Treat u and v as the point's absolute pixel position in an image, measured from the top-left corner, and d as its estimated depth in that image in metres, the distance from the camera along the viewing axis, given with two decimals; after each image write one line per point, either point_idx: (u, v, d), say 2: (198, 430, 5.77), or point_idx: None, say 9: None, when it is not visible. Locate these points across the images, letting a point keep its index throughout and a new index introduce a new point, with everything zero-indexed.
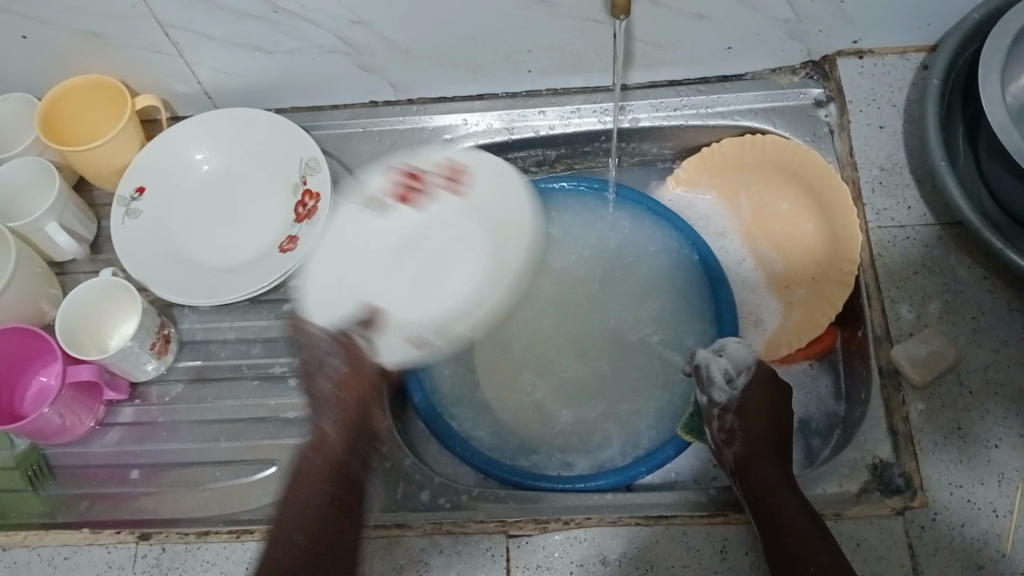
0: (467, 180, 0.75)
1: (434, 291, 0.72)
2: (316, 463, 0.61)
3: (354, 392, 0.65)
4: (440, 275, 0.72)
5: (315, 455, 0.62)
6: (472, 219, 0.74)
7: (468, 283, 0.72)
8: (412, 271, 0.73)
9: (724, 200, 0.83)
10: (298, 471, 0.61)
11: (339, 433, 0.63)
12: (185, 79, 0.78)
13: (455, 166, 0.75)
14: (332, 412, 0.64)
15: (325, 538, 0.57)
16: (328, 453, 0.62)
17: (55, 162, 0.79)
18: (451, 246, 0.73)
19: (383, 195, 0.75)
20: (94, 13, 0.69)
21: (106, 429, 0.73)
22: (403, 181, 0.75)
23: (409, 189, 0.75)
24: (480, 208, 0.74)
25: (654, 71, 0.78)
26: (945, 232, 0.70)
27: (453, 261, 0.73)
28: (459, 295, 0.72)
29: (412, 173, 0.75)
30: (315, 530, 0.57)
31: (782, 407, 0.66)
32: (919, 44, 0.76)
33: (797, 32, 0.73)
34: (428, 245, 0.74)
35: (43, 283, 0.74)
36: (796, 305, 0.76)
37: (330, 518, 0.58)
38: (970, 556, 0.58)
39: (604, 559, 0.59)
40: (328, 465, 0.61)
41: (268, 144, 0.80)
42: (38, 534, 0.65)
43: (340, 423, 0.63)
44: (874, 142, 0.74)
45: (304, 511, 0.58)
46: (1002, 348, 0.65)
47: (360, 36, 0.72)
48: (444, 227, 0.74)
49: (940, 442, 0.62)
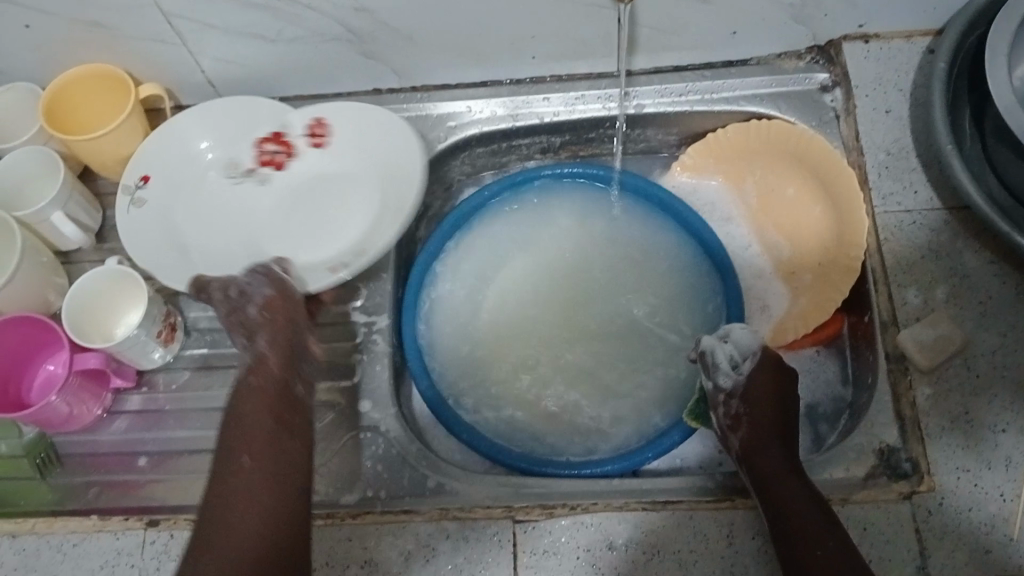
0: (329, 136, 0.79)
1: (342, 233, 0.77)
2: (258, 386, 0.61)
3: (282, 312, 0.65)
4: (344, 222, 0.77)
5: (253, 379, 0.61)
6: (355, 167, 0.79)
7: (369, 218, 0.77)
8: (318, 224, 0.78)
9: (730, 186, 0.82)
10: (238, 397, 0.60)
11: (278, 357, 0.62)
12: (189, 68, 0.78)
13: (314, 123, 0.79)
14: (269, 335, 0.63)
15: (275, 462, 0.57)
16: (266, 375, 0.61)
17: (60, 152, 0.79)
18: (345, 194, 0.78)
19: (252, 168, 0.80)
20: (97, 2, 0.69)
21: (114, 417, 0.74)
22: (278, 147, 0.79)
23: (276, 156, 0.79)
24: (366, 153, 0.78)
25: (658, 57, 0.78)
26: (951, 217, 0.69)
27: (351, 206, 0.78)
28: (364, 230, 0.76)
29: (277, 136, 0.79)
30: (262, 453, 0.57)
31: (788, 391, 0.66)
32: (925, 28, 0.76)
33: (802, 16, 0.73)
34: (323, 198, 0.79)
35: (49, 273, 0.74)
36: (802, 291, 0.76)
37: (271, 439, 0.58)
38: (977, 540, 0.58)
39: (611, 544, 0.60)
40: (267, 386, 0.61)
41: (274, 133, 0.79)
42: (47, 522, 0.65)
43: (277, 345, 0.63)
44: (880, 127, 0.74)
45: (248, 437, 0.57)
46: (1009, 332, 0.64)
47: (364, 24, 0.72)
48: (332, 180, 0.79)
49: (947, 426, 0.62)
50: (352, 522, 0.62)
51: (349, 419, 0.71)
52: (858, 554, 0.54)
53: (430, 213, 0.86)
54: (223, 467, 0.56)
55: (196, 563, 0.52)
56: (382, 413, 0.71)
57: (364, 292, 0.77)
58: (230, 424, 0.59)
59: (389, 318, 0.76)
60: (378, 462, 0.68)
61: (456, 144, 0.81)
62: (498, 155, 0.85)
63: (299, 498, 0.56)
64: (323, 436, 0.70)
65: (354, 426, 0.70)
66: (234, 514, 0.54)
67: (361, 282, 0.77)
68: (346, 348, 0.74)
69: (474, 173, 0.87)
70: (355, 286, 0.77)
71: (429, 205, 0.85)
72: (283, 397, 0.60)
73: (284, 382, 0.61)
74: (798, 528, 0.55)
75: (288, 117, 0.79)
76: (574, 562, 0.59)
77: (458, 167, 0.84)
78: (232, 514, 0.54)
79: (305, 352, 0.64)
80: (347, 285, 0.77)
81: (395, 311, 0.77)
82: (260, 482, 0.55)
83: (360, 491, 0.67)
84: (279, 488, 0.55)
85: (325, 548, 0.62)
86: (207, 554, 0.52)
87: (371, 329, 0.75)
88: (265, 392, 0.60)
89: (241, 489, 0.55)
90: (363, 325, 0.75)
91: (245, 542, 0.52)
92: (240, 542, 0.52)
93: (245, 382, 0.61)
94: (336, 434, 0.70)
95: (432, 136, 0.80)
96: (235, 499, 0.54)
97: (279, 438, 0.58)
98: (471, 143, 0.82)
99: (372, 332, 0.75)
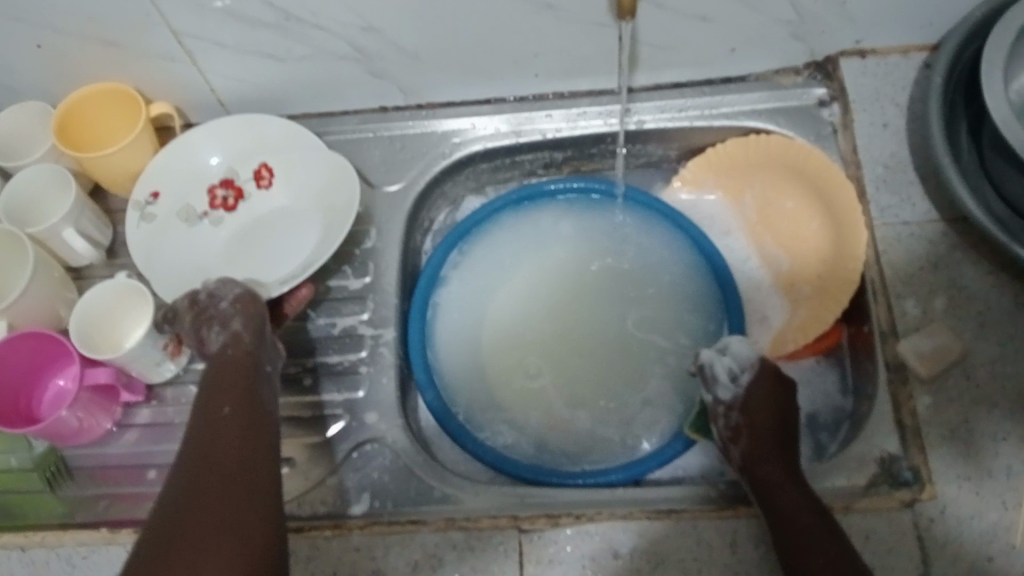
0: (273, 176, 0.81)
1: (292, 257, 0.78)
2: (233, 360, 0.64)
3: (251, 305, 0.68)
4: (292, 248, 0.78)
5: (228, 351, 0.65)
6: (314, 200, 0.79)
7: (316, 239, 0.78)
8: (271, 254, 0.78)
9: (730, 200, 0.83)
10: (214, 369, 0.64)
11: (251, 334, 0.66)
12: (197, 86, 0.79)
13: (258, 167, 0.81)
14: (239, 320, 0.67)
15: (250, 419, 0.60)
16: (238, 350, 0.65)
17: (70, 169, 0.80)
18: (293, 224, 0.79)
19: (204, 212, 0.80)
20: (108, 22, 0.70)
21: (123, 430, 0.74)
22: (226, 193, 0.80)
23: (225, 201, 0.80)
24: (309, 186, 0.80)
25: (659, 73, 0.79)
26: (950, 228, 0.70)
27: (299, 234, 0.79)
28: (319, 249, 0.77)
29: (226, 182, 0.80)
30: (238, 406, 0.60)
31: (786, 398, 0.67)
32: (921, 43, 0.77)
33: (799, 32, 0.74)
34: (275, 230, 0.79)
35: (60, 287, 0.75)
36: (802, 302, 0.77)
37: (246, 398, 0.61)
38: (979, 548, 0.58)
39: (615, 553, 0.60)
40: (240, 358, 0.65)
41: (289, 149, 0.80)
42: (57, 534, 0.66)
43: (248, 323, 0.67)
44: (878, 140, 0.75)
45: (225, 396, 0.61)
46: (1008, 342, 0.65)
47: (370, 42, 0.74)
48: (282, 214, 0.80)
49: (947, 435, 0.62)
50: (359, 532, 0.63)
51: (355, 431, 0.71)
52: (859, 561, 0.55)
53: (435, 228, 0.87)
54: (202, 418, 0.59)
55: (181, 487, 0.54)
56: (388, 425, 0.71)
57: (370, 305, 0.77)
58: (207, 390, 0.62)
59: (395, 331, 0.76)
60: (385, 474, 0.69)
61: (460, 160, 0.82)
62: (500, 171, 0.86)
63: (273, 442, 0.59)
64: (330, 448, 0.71)
65: (361, 438, 0.71)
66: (216, 449, 0.57)
67: (367, 295, 0.78)
68: (353, 361, 0.75)
69: (478, 187, 0.87)
70: (361, 300, 0.78)
71: (434, 219, 0.86)
72: (253, 368, 0.64)
73: (253, 358, 0.65)
74: (798, 534, 0.56)
75: (235, 164, 0.81)
76: (579, 571, 0.60)
77: (463, 182, 0.85)
78: (207, 452, 0.56)
79: (269, 343, 0.68)
80: (353, 299, 0.78)
81: (400, 323, 0.77)
82: (238, 426, 0.59)
83: (367, 502, 0.68)
84: (256, 432, 0.59)
85: (333, 558, 0.62)
86: (192, 479, 0.54)
87: (377, 341, 0.76)
88: (239, 365, 0.64)
89: (221, 431, 0.58)
90: (368, 337, 0.76)
91: (228, 469, 0.55)
92: (224, 469, 0.55)
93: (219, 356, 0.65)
94: (343, 446, 0.71)
95: (436, 152, 0.81)
96: (215, 438, 0.57)
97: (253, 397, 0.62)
98: (475, 159, 0.83)
99: (378, 345, 0.76)
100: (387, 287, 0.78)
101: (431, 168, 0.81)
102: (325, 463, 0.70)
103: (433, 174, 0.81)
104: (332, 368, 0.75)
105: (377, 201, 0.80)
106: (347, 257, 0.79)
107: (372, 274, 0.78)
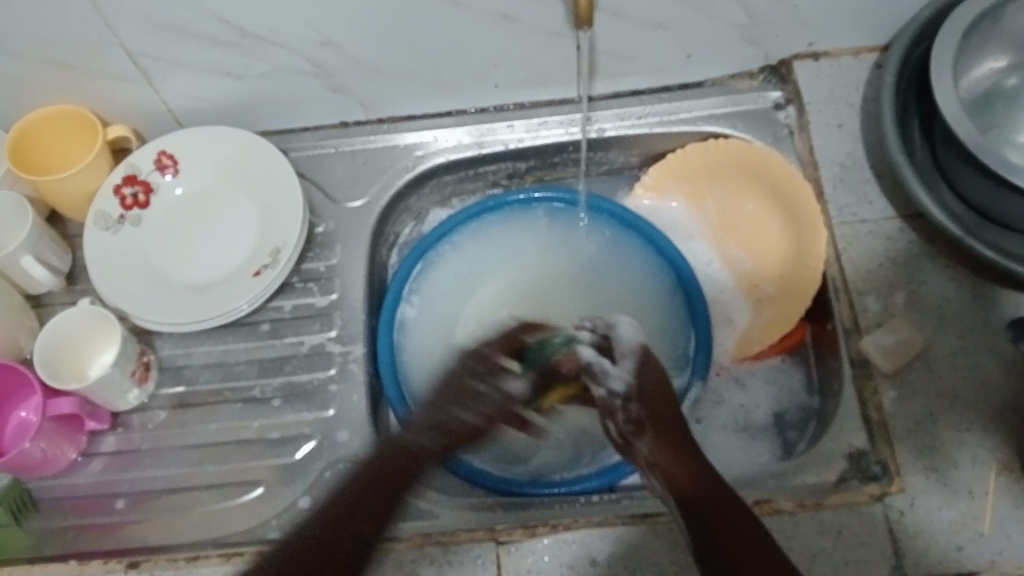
0: (176, 162, 0.80)
1: (245, 254, 0.78)
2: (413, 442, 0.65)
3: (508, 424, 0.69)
4: (243, 231, 0.79)
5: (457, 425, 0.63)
6: (259, 196, 0.79)
7: (267, 218, 0.78)
8: (225, 247, 0.79)
9: (692, 205, 0.84)
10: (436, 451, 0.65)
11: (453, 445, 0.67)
12: (155, 107, 0.79)
13: (157, 156, 0.80)
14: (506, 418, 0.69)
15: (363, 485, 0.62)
16: (469, 430, 0.63)
17: (27, 195, 0.79)
18: (239, 219, 0.79)
19: (121, 215, 0.78)
20: (62, 45, 0.70)
21: (89, 459, 0.73)
22: (134, 189, 0.79)
23: (136, 198, 0.79)
24: (240, 173, 0.80)
25: (617, 82, 0.80)
26: (907, 225, 0.72)
27: (248, 217, 0.79)
28: (276, 243, 0.77)
29: (130, 178, 0.79)
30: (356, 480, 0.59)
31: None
32: (871, 44, 0.78)
33: (754, 36, 0.75)
34: (209, 222, 0.80)
35: (19, 316, 0.74)
36: (766, 303, 0.78)
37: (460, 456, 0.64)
38: (949, 538, 0.59)
39: (593, 560, 0.60)
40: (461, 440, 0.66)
41: (231, 153, 0.80)
42: (25, 567, 0.65)
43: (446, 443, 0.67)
44: (834, 141, 0.76)
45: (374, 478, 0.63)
46: (967, 334, 0.67)
47: (328, 58, 0.73)
48: (217, 203, 0.80)
49: (913, 428, 0.63)
50: None
51: (327, 449, 0.71)
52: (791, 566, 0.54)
53: (400, 242, 0.86)
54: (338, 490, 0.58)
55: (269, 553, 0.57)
56: (359, 442, 0.71)
57: (337, 322, 0.77)
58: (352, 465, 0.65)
59: (364, 346, 0.76)
60: None
61: (424, 173, 0.82)
62: (464, 182, 0.86)
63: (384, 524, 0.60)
64: (304, 469, 0.70)
65: (333, 456, 0.71)
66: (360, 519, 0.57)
67: (333, 312, 0.77)
68: (323, 379, 0.75)
69: (443, 200, 0.87)
70: (328, 317, 0.77)
71: (399, 233, 0.86)
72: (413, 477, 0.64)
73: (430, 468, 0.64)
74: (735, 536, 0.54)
75: (131, 159, 0.79)
76: None
77: (426, 195, 0.85)
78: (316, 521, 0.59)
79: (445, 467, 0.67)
80: (320, 316, 0.77)
81: (369, 339, 0.77)
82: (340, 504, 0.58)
83: None
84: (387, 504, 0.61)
85: None
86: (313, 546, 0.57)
87: (346, 358, 0.75)
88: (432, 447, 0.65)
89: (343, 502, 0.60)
90: (338, 354, 0.75)
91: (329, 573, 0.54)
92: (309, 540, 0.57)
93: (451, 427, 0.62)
94: (316, 465, 0.70)
95: (399, 165, 0.81)
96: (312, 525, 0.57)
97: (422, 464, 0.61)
98: (438, 171, 0.83)
99: (348, 362, 0.75)
100: (354, 302, 0.77)
101: (395, 181, 0.81)
102: (297, 483, 0.70)
103: (397, 187, 0.81)
104: (300, 387, 0.75)
105: (341, 217, 0.80)
106: (312, 274, 0.79)
107: (338, 290, 0.78)
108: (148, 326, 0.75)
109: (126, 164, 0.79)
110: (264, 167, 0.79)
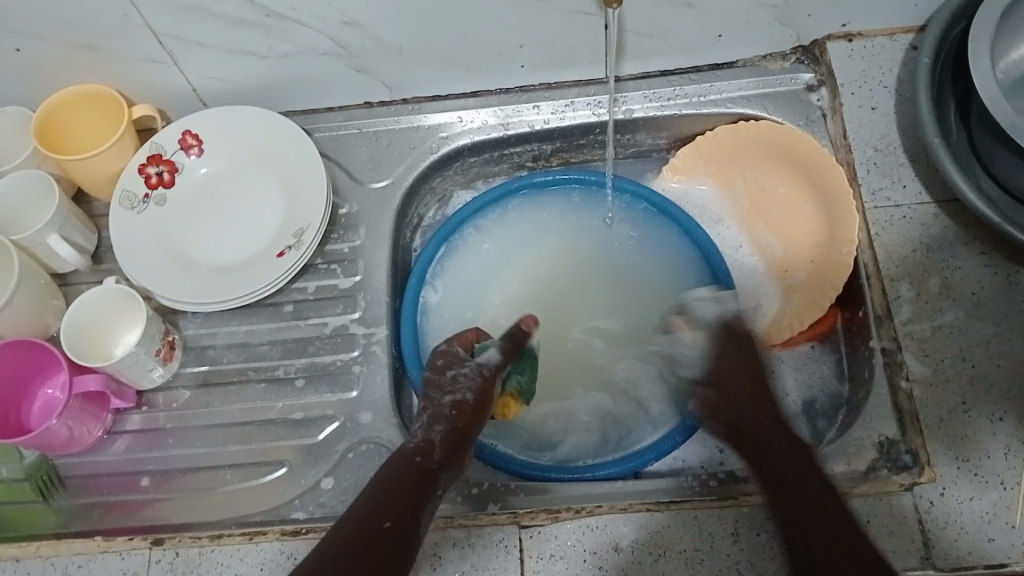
0: (201, 142, 0.80)
1: (268, 236, 0.78)
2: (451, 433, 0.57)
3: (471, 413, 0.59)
4: (266, 212, 0.79)
5: (448, 408, 0.59)
6: (283, 177, 0.79)
7: (292, 199, 0.78)
8: (248, 228, 0.78)
9: (720, 186, 0.83)
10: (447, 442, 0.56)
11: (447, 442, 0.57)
12: (180, 87, 0.78)
13: (182, 135, 0.80)
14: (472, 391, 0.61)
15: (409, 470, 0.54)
16: (462, 406, 0.59)
17: (53, 174, 0.79)
18: (263, 201, 0.79)
19: (145, 195, 0.78)
20: (86, 25, 0.69)
21: (114, 438, 0.73)
22: (159, 169, 0.79)
23: (161, 177, 0.79)
24: (264, 154, 0.80)
25: (645, 63, 0.78)
26: (942, 210, 0.70)
27: (273, 198, 0.79)
28: (299, 225, 0.76)
29: (155, 158, 0.78)
30: (381, 486, 0.53)
31: None
32: (907, 25, 0.77)
33: (786, 16, 0.73)
34: (232, 203, 0.80)
35: (47, 296, 0.74)
36: (795, 290, 0.76)
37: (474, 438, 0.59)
38: (980, 529, 0.58)
39: (617, 546, 0.60)
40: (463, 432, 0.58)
41: (256, 133, 0.80)
42: (52, 544, 0.65)
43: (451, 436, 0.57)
44: (868, 124, 0.75)
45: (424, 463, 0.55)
46: (1002, 322, 0.65)
47: (353, 38, 0.73)
48: (242, 185, 0.80)
49: (945, 416, 0.62)
50: None
51: (351, 430, 0.71)
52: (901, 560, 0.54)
53: (425, 224, 0.86)
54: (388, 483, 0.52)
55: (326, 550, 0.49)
56: (382, 424, 0.71)
57: (361, 304, 0.76)
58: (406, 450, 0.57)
59: (388, 328, 0.75)
60: None
61: (448, 154, 0.82)
62: (489, 165, 0.85)
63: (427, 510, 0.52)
64: (327, 449, 0.70)
65: (357, 437, 0.70)
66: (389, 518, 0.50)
67: (358, 294, 0.77)
68: (346, 360, 0.74)
69: (467, 182, 0.87)
70: (353, 299, 0.77)
71: (423, 215, 0.86)
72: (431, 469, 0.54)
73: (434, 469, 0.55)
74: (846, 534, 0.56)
75: (156, 138, 0.79)
76: (581, 565, 0.60)
77: (451, 177, 0.85)
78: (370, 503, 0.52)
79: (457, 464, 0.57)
80: (343, 297, 0.77)
81: (392, 322, 0.76)
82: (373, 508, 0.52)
83: None
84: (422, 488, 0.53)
85: None
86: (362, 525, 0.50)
87: (370, 339, 0.75)
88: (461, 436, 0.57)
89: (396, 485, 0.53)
90: (361, 336, 0.75)
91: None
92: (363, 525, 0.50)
93: (444, 411, 0.59)
94: (340, 445, 0.70)
95: (424, 147, 0.81)
96: (339, 537, 0.49)
97: (430, 454, 0.55)
98: (463, 153, 0.82)
99: (371, 343, 0.75)
100: (378, 284, 0.77)
101: (420, 163, 0.81)
102: (318, 463, 0.70)
103: (422, 169, 0.81)
104: (324, 368, 0.74)
105: (365, 198, 0.80)
106: (336, 255, 0.78)
107: (361, 272, 0.77)
108: (172, 305, 0.74)
109: (152, 144, 0.79)
110: (289, 148, 0.79)
